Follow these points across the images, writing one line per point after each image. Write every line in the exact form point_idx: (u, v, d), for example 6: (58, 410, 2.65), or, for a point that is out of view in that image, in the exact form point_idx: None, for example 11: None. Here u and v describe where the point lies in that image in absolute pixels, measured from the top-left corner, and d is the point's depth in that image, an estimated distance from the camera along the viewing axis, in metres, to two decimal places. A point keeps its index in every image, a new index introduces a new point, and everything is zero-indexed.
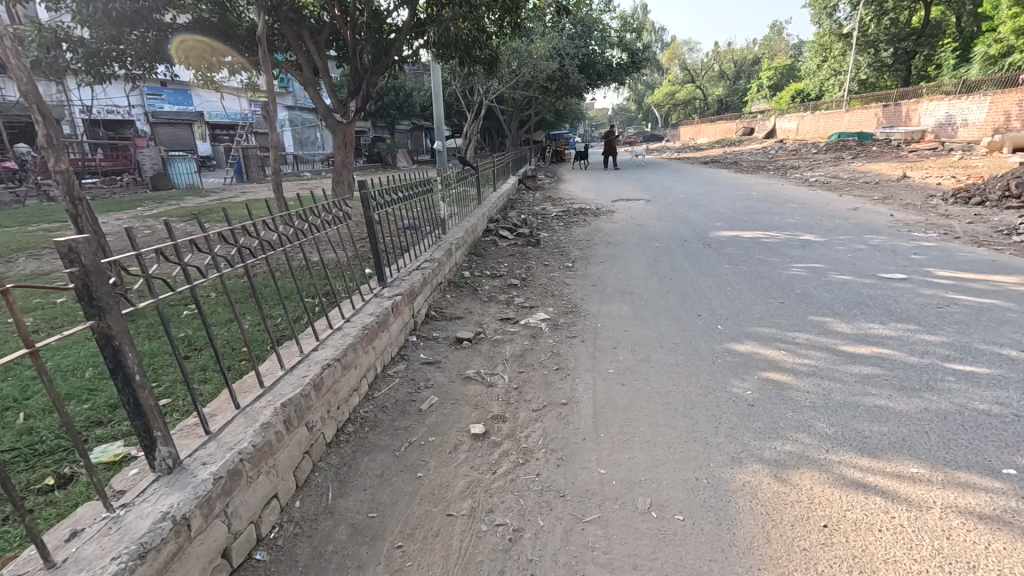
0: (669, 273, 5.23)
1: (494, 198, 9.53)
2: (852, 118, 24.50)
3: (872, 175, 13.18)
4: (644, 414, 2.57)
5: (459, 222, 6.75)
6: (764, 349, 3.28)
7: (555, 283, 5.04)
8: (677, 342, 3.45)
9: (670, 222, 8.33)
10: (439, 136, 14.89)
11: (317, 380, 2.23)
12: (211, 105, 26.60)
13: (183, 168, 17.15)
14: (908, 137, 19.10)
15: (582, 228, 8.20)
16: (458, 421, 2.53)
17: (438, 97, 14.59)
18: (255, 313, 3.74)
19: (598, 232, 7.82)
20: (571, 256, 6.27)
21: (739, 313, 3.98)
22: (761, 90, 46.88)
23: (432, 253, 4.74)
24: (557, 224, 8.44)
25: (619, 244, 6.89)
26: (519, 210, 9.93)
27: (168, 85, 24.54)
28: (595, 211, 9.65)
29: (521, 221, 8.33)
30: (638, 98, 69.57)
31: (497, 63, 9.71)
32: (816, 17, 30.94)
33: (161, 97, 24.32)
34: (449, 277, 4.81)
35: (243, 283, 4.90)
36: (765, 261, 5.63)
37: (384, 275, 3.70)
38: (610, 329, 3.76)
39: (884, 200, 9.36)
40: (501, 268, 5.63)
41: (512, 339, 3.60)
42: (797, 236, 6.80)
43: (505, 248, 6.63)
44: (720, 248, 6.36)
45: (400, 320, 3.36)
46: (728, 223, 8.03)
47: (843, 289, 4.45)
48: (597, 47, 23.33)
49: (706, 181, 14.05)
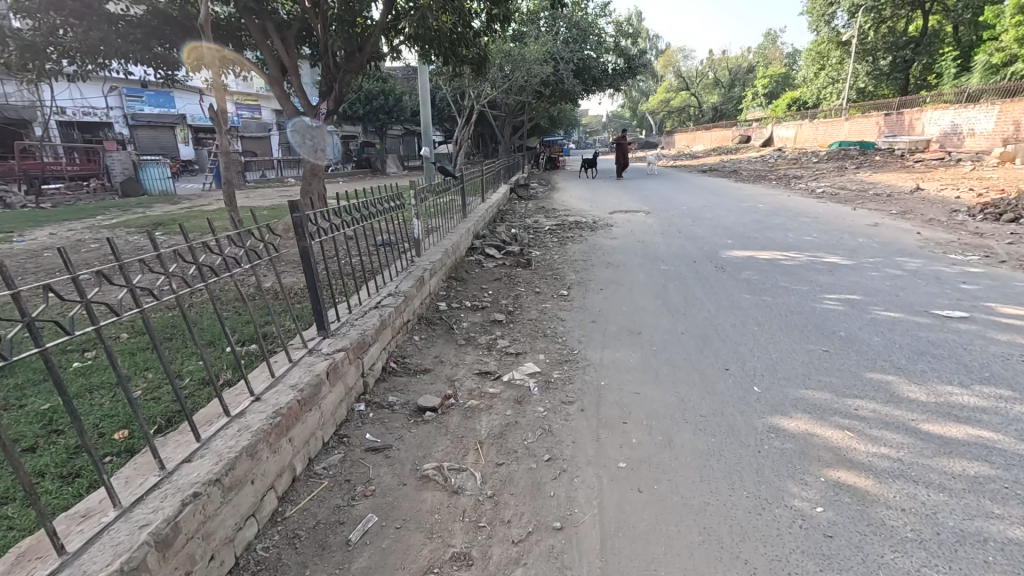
0: (681, 305, 4.43)
1: (483, 210, 8.76)
2: (852, 126, 24.01)
3: (882, 187, 12.53)
4: (675, 552, 1.76)
5: (438, 240, 5.94)
6: (822, 428, 2.47)
7: (548, 318, 4.23)
8: (705, 413, 2.65)
9: (675, 238, 7.57)
10: (426, 142, 14.05)
11: (167, 533, 1.41)
12: (194, 107, 25.63)
13: (156, 174, 16.12)
14: (911, 146, 18.58)
15: (578, 244, 7.42)
16: (399, 568, 1.71)
17: (426, 100, 13.79)
18: (160, 369, 2.93)
19: (596, 250, 7.04)
20: (565, 280, 5.47)
21: (776, 365, 3.18)
22: (757, 98, 46.57)
23: (399, 284, 3.92)
24: (550, 240, 7.69)
25: (620, 265, 6.12)
26: (510, 223, 9.15)
27: (148, 87, 23.48)
28: (593, 225, 8.88)
29: (511, 237, 7.54)
30: (633, 104, 69.36)
31: (486, 63, 8.97)
32: (814, 24, 30.55)
33: (141, 99, 23.26)
34: (419, 312, 4.02)
35: (171, 320, 4.08)
36: (791, 289, 4.85)
37: (326, 322, 2.87)
38: (615, 389, 2.95)
39: (905, 215, 8.64)
40: (484, 295, 4.86)
41: (489, 406, 2.79)
42: (820, 257, 6.05)
43: (491, 271, 5.83)
44: (735, 272, 5.59)
45: (339, 388, 2.53)
46: (739, 240, 7.27)
47: (895, 331, 3.68)
48: (592, 52, 22.71)
49: (708, 191, 13.37)
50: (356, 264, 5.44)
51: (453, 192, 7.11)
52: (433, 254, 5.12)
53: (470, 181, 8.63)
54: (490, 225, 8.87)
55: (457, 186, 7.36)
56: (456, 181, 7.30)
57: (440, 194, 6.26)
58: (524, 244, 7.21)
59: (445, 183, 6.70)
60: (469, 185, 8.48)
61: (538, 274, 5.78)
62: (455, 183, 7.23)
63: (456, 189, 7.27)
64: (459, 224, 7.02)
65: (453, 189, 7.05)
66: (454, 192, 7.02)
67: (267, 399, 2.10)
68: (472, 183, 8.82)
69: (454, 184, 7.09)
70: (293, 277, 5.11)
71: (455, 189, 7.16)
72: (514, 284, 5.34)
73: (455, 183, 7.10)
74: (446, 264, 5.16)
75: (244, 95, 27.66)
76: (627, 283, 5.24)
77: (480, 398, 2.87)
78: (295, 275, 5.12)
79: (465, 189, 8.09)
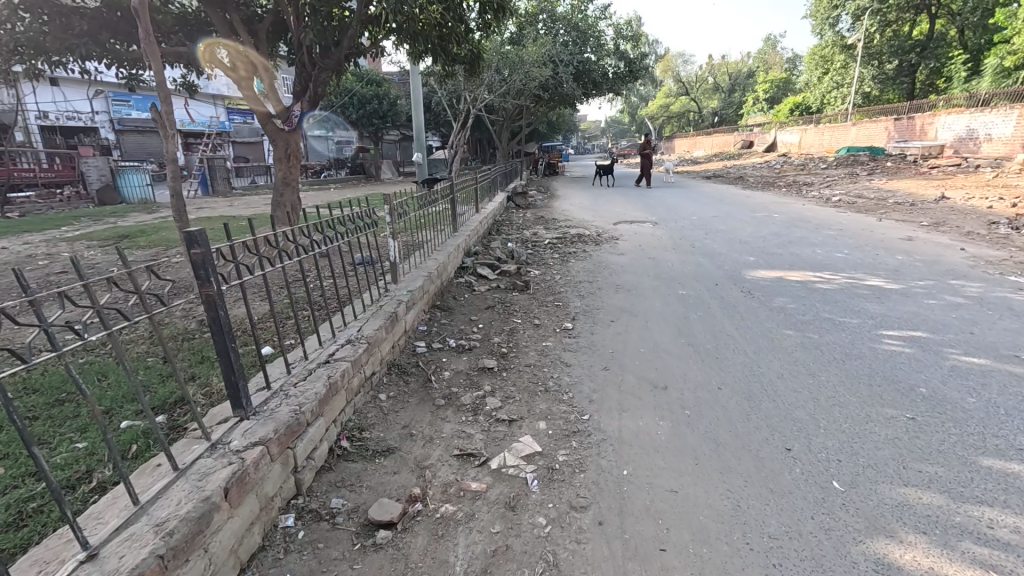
0: (710, 344, 3.66)
1: (478, 221, 8.01)
2: (859, 131, 23.37)
3: (902, 195, 11.81)
4: None
5: (421, 260, 5.17)
6: (956, 567, 1.69)
7: (549, 364, 3.44)
8: (776, 532, 1.87)
9: (689, 254, 6.83)
10: (419, 147, 13.32)
11: None
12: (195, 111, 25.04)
13: (134, 180, 15.35)
14: (924, 152, 17.90)
15: (582, 262, 6.64)
16: None
17: (418, 103, 13.04)
18: (23, 458, 2.14)
19: (603, 268, 6.30)
20: (569, 308, 4.68)
21: (853, 443, 2.40)
22: (758, 103, 46.02)
23: (363, 325, 3.13)
24: (550, 255, 6.96)
25: (631, 286, 5.37)
26: (506, 236, 8.39)
27: (137, 91, 22.67)
28: (596, 238, 8.12)
29: (507, 253, 6.77)
30: (631, 109, 68.81)
31: (479, 61, 8.23)
32: (818, 28, 29.93)
33: (129, 103, 22.50)
34: (391, 357, 3.27)
35: (84, 365, 3.29)
36: (839, 323, 4.07)
37: (247, 398, 2.07)
38: (644, 485, 2.17)
39: (939, 228, 7.86)
40: (473, 328, 4.11)
41: (469, 517, 2.00)
42: (859, 278, 5.28)
43: (483, 296, 5.05)
44: (766, 298, 4.80)
45: (248, 505, 1.74)
46: (762, 256, 6.49)
47: (991, 387, 2.89)
48: (593, 55, 22.04)
49: (715, 199, 12.63)
50: (327, 291, 4.69)
51: (441, 203, 6.34)
52: (414, 275, 4.41)
53: (462, 190, 7.87)
54: (484, 238, 8.13)
55: (450, 194, 6.67)
56: (446, 189, 6.59)
57: (427, 206, 5.55)
58: (522, 261, 6.47)
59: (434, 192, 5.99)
60: (463, 194, 7.81)
61: (537, 298, 5.03)
62: (445, 190, 6.55)
63: (447, 199, 6.54)
64: (451, 239, 6.31)
65: (442, 199, 6.34)
66: (443, 203, 6.32)
67: (103, 561, 1.31)
68: (466, 191, 8.12)
69: (444, 194, 6.39)
70: (251, 306, 4.34)
71: (446, 199, 6.45)
72: (508, 311, 4.61)
73: (445, 193, 6.41)
74: (430, 288, 4.43)
75: (236, 99, 26.92)
76: (642, 311, 4.48)
77: (458, 502, 2.09)
78: (254, 303, 4.37)
79: (456, 199, 7.33)
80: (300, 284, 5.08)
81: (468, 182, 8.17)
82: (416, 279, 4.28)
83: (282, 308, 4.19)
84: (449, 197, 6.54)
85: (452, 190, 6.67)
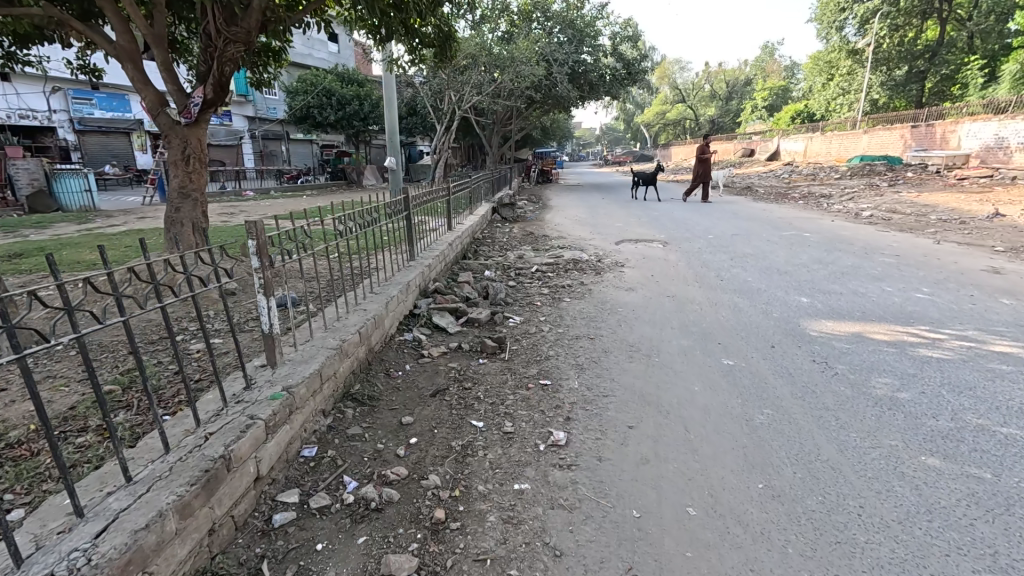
0: (811, 498, 2.06)
1: (449, 240, 6.42)
2: (871, 139, 22.00)
3: (945, 211, 10.31)
4: None
5: (345, 309, 3.55)
6: None
7: (518, 557, 1.80)
8: None
9: (716, 290, 5.25)
10: (392, 150, 11.73)
11: None
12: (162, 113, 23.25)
13: (73, 186, 13.54)
14: (947, 162, 16.54)
15: (578, 300, 5.05)
16: None
17: (391, 101, 11.43)
18: None
19: (609, 309, 4.70)
20: (561, 394, 3.03)
21: None
22: (757, 111, 44.91)
23: (122, 510, 1.50)
24: (536, 291, 5.36)
25: (651, 346, 3.75)
26: (484, 260, 6.79)
27: (100, 89, 20.74)
28: (596, 264, 6.52)
29: (480, 288, 5.16)
30: (627, 117, 67.52)
31: (452, 50, 6.85)
32: (824, 32, 28.53)
33: (91, 101, 20.53)
34: (199, 561, 1.63)
35: None
36: (1011, 441, 2.44)
37: None
38: None
39: (1022, 255, 6.35)
40: (403, 447, 2.46)
41: None
42: (977, 339, 3.69)
43: (432, 365, 3.42)
44: (860, 375, 3.18)
45: None
46: (817, 296, 4.93)
47: None
48: (590, 55, 20.63)
49: (728, 213, 11.15)
50: (198, 364, 3.10)
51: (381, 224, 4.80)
52: (314, 344, 2.80)
53: (430, 202, 6.25)
54: (458, 264, 6.51)
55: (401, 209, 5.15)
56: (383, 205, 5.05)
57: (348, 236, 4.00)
58: (500, 297, 4.89)
59: (366, 212, 4.47)
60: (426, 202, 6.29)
61: (516, 370, 3.40)
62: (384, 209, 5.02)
63: (395, 217, 4.99)
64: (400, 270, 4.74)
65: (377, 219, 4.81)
66: (386, 223, 4.78)
67: None
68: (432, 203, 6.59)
69: (389, 212, 4.84)
70: (54, 397, 2.70)
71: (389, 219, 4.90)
72: (470, 401, 2.96)
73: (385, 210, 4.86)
74: (340, 372, 2.80)
75: None
76: (677, 403, 2.87)
77: None
78: (60, 392, 2.74)
79: (417, 213, 5.70)
80: (174, 345, 3.49)
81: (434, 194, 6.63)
82: (314, 353, 2.68)
83: (95, 406, 2.55)
84: (399, 216, 5.02)
85: (404, 205, 5.14)
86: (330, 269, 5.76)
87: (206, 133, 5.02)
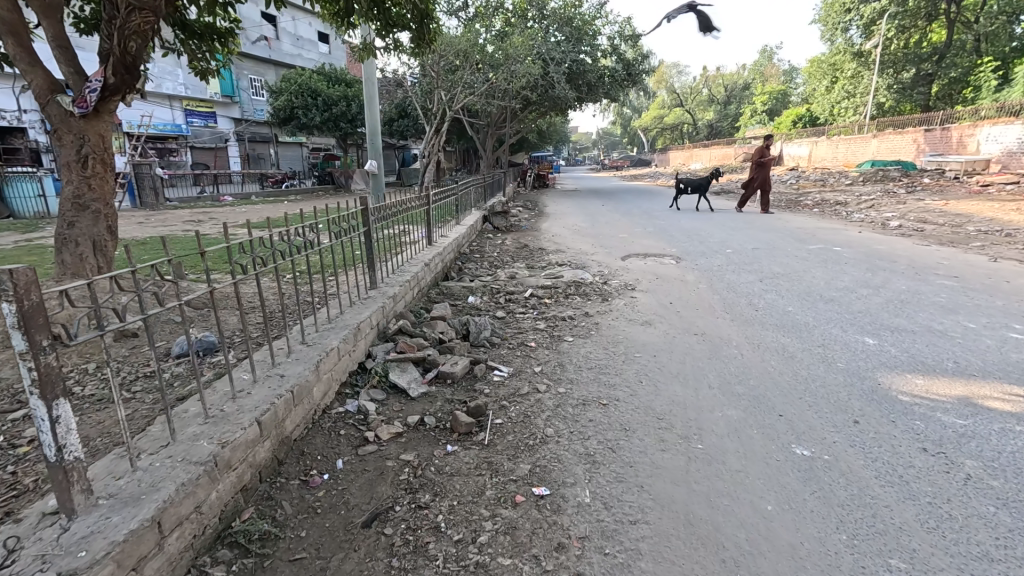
0: None
1: (426, 258, 5.37)
2: (881, 144, 21.06)
3: (982, 221, 9.35)
4: None
5: (258, 371, 2.49)
6: None
7: None
8: None
9: (754, 326, 4.23)
10: (372, 152, 10.68)
11: None
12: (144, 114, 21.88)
13: (27, 190, 12.44)
14: (967, 167, 15.63)
15: (582, 339, 3.99)
16: None
17: (372, 98, 10.39)
18: None
19: (623, 355, 3.66)
20: (566, 522, 1.98)
21: None
22: (756, 115, 44.13)
23: None
24: (529, 326, 4.30)
25: (687, 420, 2.72)
26: (467, 281, 5.73)
27: None
28: (601, 286, 5.49)
29: (459, 322, 4.10)
30: (624, 121, 66.63)
31: (433, 34, 5.80)
32: (828, 33, 27.71)
33: None
34: None
35: None
36: None
37: None
38: None
39: None
40: None
41: None
42: None
43: (377, 460, 2.36)
44: (1010, 483, 2.14)
45: None
46: (882, 335, 3.92)
47: None
48: (588, 55, 19.68)
49: (742, 223, 10.20)
50: (14, 473, 2.04)
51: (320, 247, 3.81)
52: (169, 456, 1.76)
53: (401, 211, 5.16)
54: (438, 286, 5.45)
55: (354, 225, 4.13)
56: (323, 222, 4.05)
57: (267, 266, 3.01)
58: (481, 336, 3.85)
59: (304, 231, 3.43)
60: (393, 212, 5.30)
61: (499, 468, 2.34)
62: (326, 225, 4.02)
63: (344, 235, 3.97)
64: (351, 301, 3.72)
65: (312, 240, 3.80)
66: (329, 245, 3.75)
67: None
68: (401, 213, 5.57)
69: (336, 230, 3.80)
70: None
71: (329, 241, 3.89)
72: (423, 536, 1.90)
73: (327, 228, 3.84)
74: (211, 505, 1.74)
75: (196, 100, 24.09)
76: (750, 544, 1.83)
77: None
78: None
79: (383, 227, 4.62)
80: (10, 427, 2.42)
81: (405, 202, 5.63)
82: (159, 481, 1.63)
83: None
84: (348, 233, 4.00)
85: (359, 220, 4.14)
86: (278, 299, 4.70)
87: (110, 128, 3.96)
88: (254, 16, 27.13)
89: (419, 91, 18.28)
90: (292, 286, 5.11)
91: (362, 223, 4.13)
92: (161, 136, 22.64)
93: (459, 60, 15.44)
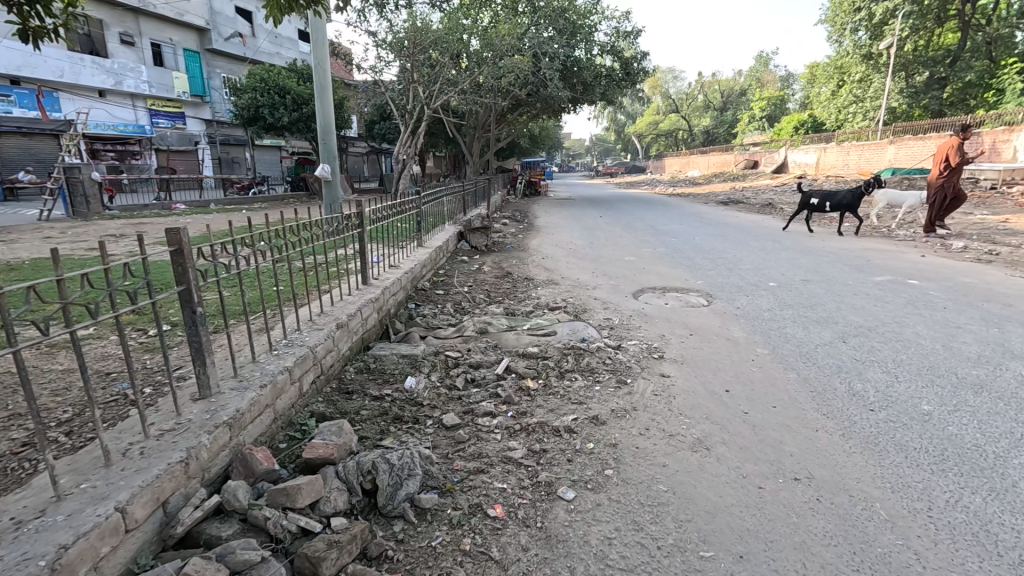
0: None
1: (347, 310, 3.50)
2: (900, 151, 19.43)
3: None
4: None
5: None
6: None
7: None
8: None
9: (895, 459, 2.38)
10: (326, 155, 8.84)
11: None
12: (99, 113, 19.77)
13: None
14: (1006, 176, 14.02)
15: (590, 500, 2.11)
16: None
17: (325, 90, 8.57)
18: None
19: (674, 556, 1.80)
20: None
21: None
22: (754, 121, 42.65)
23: None
24: (496, 453, 2.45)
25: None
26: (412, 340, 3.86)
27: (20, 84, 17.41)
28: (613, 352, 3.65)
29: (365, 456, 2.19)
30: (618, 128, 64.82)
31: None
32: (835, 34, 26.21)
33: (9, 99, 17.13)
34: None
35: None
36: None
37: None
38: None
39: None
40: None
41: None
42: None
43: None
44: None
45: None
46: None
47: None
48: (583, 51, 18.00)
49: (772, 243, 8.45)
50: None
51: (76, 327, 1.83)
52: None
53: (274, 235, 3.30)
54: (365, 352, 3.59)
55: (133, 285, 2.18)
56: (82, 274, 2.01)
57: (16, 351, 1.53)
58: (400, 498, 2.03)
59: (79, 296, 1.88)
60: (276, 243, 3.36)
61: None
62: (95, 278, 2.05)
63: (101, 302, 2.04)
64: (120, 437, 1.84)
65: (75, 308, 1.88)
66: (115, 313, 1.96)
67: None
68: (296, 239, 3.65)
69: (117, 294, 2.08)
70: None
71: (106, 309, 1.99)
72: None
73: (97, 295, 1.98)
74: None
75: (162, 100, 22.04)
76: None
77: None
78: None
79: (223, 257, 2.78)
80: None
81: (303, 221, 3.72)
82: None
83: None
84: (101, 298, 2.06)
85: (149, 275, 2.17)
86: (81, 393, 2.81)
87: None
88: (228, 11, 25.20)
89: (395, 89, 16.42)
90: (130, 361, 3.25)
91: (147, 277, 2.15)
92: (118, 138, 20.59)
93: (439, 52, 13.63)
